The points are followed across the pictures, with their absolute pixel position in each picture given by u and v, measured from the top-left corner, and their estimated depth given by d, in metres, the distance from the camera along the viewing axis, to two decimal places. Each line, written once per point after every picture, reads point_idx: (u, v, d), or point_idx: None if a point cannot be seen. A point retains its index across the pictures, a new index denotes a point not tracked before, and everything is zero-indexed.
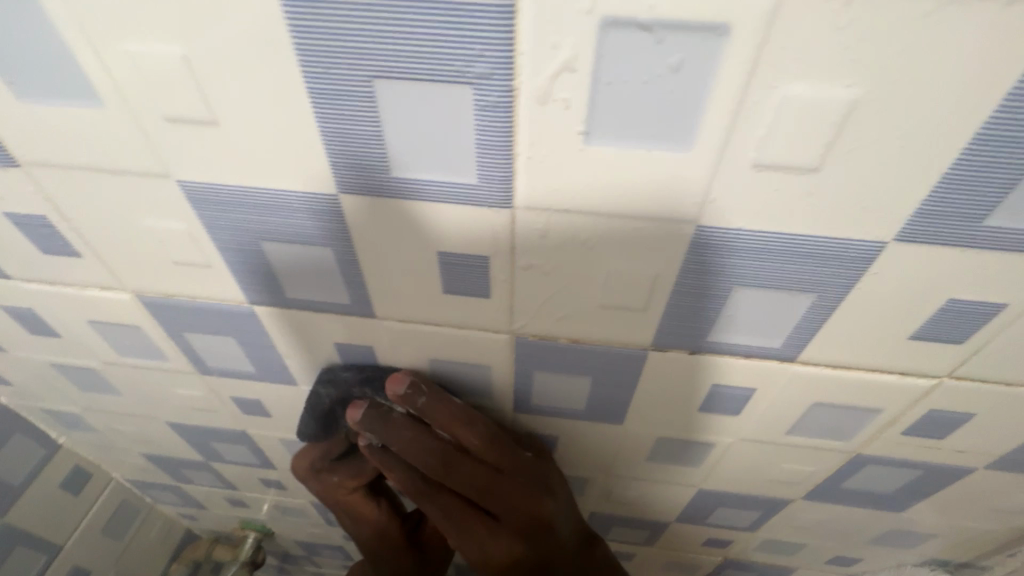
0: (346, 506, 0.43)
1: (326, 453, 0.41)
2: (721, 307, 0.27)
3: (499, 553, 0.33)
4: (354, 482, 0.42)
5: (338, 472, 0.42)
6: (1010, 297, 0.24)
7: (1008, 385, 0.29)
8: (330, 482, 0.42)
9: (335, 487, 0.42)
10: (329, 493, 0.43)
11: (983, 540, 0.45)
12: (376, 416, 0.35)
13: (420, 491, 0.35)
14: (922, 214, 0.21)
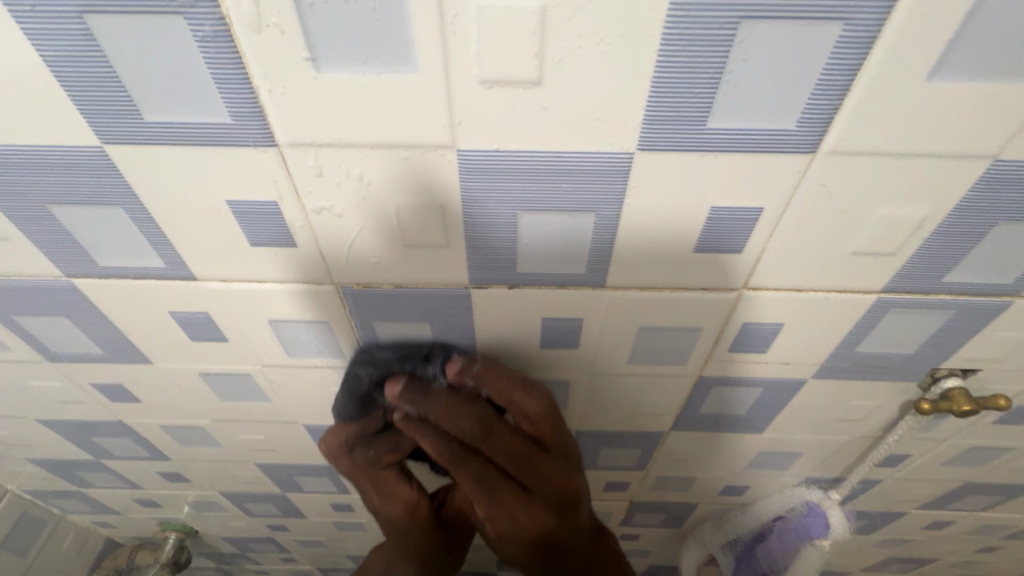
0: (363, 484, 0.38)
1: (361, 430, 0.37)
2: (515, 234, 0.28)
3: (528, 521, 0.33)
4: (390, 458, 0.37)
5: (357, 447, 0.37)
6: (762, 201, 0.26)
7: (802, 293, 0.31)
8: (356, 467, 0.37)
9: (360, 469, 0.37)
10: (354, 471, 0.38)
11: (844, 453, 0.48)
12: (418, 390, 0.34)
13: (459, 455, 0.33)
14: (650, 120, 0.23)
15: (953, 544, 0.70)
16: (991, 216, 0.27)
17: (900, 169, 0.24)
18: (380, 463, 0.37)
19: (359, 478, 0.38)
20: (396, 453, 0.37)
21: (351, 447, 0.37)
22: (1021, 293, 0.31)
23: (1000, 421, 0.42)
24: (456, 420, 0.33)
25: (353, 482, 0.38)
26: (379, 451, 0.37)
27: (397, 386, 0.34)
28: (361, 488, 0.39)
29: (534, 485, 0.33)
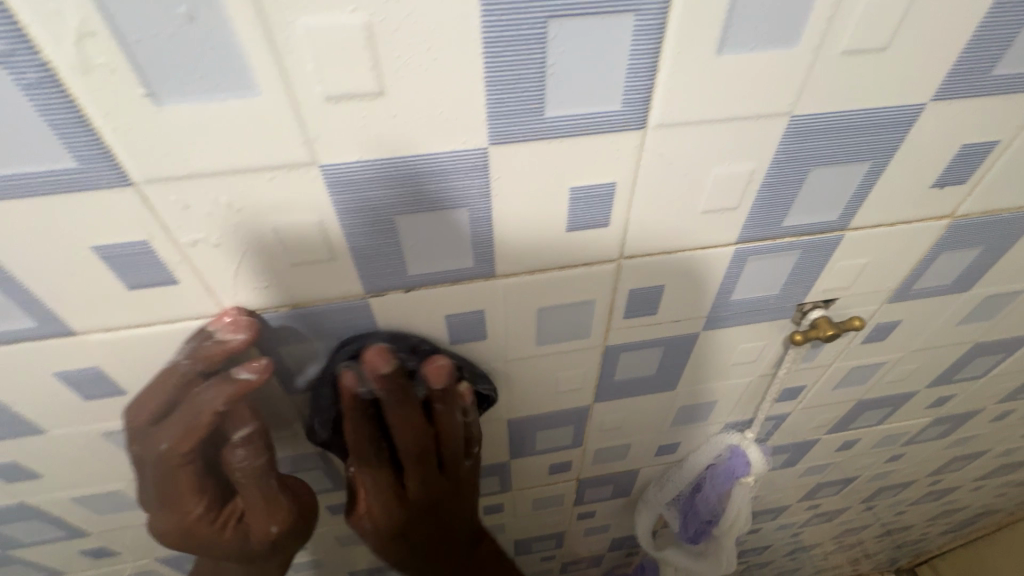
0: (174, 490, 0.32)
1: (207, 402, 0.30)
2: (397, 238, 0.29)
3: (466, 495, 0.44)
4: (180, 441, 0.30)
5: (168, 436, 0.30)
6: (613, 176, 0.29)
7: (672, 254, 0.35)
8: (158, 451, 0.30)
9: (165, 454, 0.30)
10: (155, 459, 0.31)
11: (750, 394, 0.53)
12: (393, 382, 0.33)
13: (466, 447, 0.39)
14: (494, 114, 0.25)
15: (865, 460, 0.78)
16: (806, 165, 0.31)
17: (719, 133, 0.28)
18: (173, 453, 0.30)
19: (163, 468, 0.31)
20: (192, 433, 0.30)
21: (166, 415, 0.31)
22: (849, 227, 0.36)
23: (866, 340, 0.49)
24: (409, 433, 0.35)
25: (157, 476, 0.31)
26: (188, 425, 0.30)
27: (235, 334, 0.30)
28: (167, 493, 0.32)
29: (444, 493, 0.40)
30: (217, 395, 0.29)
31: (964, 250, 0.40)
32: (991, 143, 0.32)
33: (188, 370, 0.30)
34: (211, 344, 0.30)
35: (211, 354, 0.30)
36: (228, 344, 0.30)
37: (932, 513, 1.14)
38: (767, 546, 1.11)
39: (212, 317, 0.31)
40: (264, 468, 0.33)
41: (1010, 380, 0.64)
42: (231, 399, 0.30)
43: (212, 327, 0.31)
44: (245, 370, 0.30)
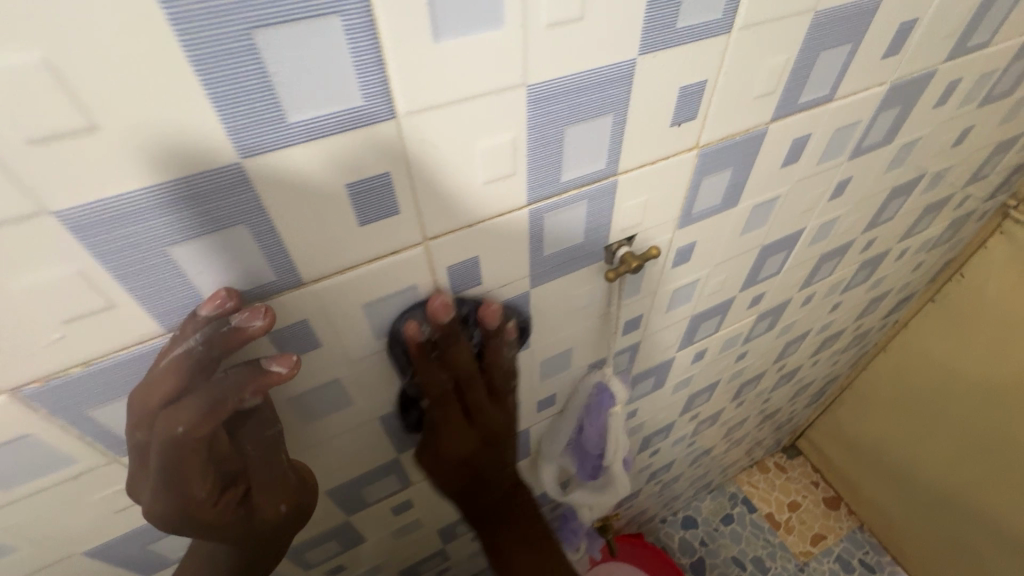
0: (181, 475, 0.32)
1: (239, 387, 0.31)
2: (181, 268, 0.29)
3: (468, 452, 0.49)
4: (205, 429, 0.30)
5: (185, 418, 0.30)
6: (384, 166, 0.31)
7: (472, 226, 0.38)
8: (173, 436, 0.29)
9: (181, 438, 0.30)
10: (168, 444, 0.30)
11: (599, 335, 0.59)
12: (448, 326, 0.40)
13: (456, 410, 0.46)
14: (234, 130, 0.25)
15: (719, 364, 0.90)
16: (559, 125, 0.35)
17: (468, 110, 0.31)
18: (189, 438, 0.30)
19: (176, 452, 0.30)
20: (215, 420, 0.30)
21: (179, 399, 0.30)
22: (619, 170, 0.41)
23: (675, 264, 0.56)
24: (458, 367, 0.42)
25: (166, 463, 0.30)
26: (215, 411, 0.30)
27: (255, 318, 0.30)
28: (177, 479, 0.32)
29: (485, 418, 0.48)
30: (248, 381, 0.31)
31: (719, 171, 0.48)
32: (700, 82, 0.39)
33: (206, 352, 0.30)
34: (231, 329, 0.30)
35: (230, 341, 0.30)
36: (250, 329, 0.30)
37: (790, 393, 1.35)
38: (672, 460, 1.25)
39: (209, 302, 0.30)
40: (269, 437, 0.38)
41: (802, 269, 0.77)
42: (264, 384, 0.31)
43: (207, 314, 0.30)
44: (277, 364, 0.31)
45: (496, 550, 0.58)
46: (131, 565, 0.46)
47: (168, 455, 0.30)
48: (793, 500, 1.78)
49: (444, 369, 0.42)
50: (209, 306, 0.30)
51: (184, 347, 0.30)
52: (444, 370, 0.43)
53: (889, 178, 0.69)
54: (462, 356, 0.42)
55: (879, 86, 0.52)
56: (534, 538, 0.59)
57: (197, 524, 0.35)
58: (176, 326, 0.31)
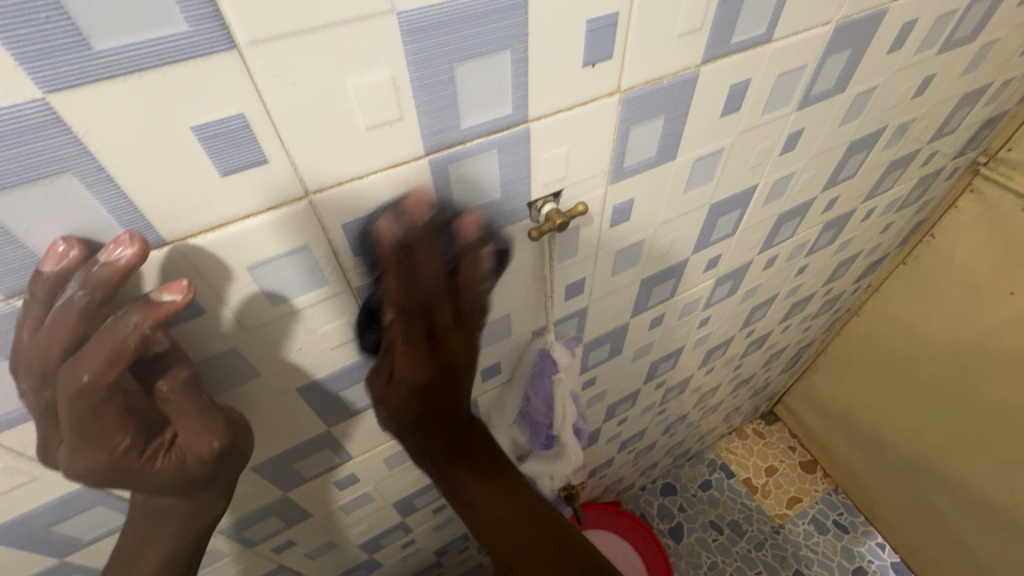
0: (100, 424, 0.32)
1: (134, 327, 0.28)
2: (2, 225, 0.26)
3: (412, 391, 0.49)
4: (114, 373, 0.29)
5: (86, 366, 0.28)
6: (237, 107, 0.27)
7: (364, 179, 0.35)
8: (80, 384, 0.29)
9: (88, 386, 0.29)
10: (76, 395, 0.29)
11: (538, 300, 0.57)
12: (419, 231, 0.37)
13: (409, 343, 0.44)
14: (25, 57, 0.22)
15: (680, 331, 0.88)
16: (447, 63, 0.32)
17: (330, 40, 0.28)
18: (96, 385, 0.29)
19: (86, 401, 0.30)
20: (123, 362, 0.29)
21: (74, 351, 0.29)
22: (529, 117, 0.38)
23: (614, 224, 0.54)
24: (424, 280, 0.39)
25: (80, 413, 0.30)
26: (114, 358, 0.28)
27: (119, 249, 0.26)
28: (94, 429, 0.32)
29: (438, 353, 0.46)
30: (138, 322, 0.28)
31: (649, 121, 0.45)
32: (611, 16, 0.35)
33: (84, 300, 0.28)
34: (98, 269, 0.27)
35: (109, 278, 0.27)
36: (121, 264, 0.27)
37: (762, 359, 1.35)
38: (643, 429, 1.25)
39: (53, 255, 0.27)
40: (194, 383, 0.36)
41: (760, 230, 0.75)
42: (160, 318, 0.29)
43: (54, 268, 0.27)
44: (168, 293, 0.29)
45: (460, 497, 0.58)
46: (39, 546, 0.44)
47: (79, 405, 0.30)
48: (770, 465, 1.80)
49: (394, 295, 0.40)
50: (52, 260, 0.27)
51: (58, 300, 0.28)
52: (426, 282, 0.39)
53: (846, 131, 0.66)
54: (431, 266, 0.38)
55: (824, 27, 0.48)
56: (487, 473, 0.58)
57: (131, 474, 0.35)
58: (30, 287, 0.28)
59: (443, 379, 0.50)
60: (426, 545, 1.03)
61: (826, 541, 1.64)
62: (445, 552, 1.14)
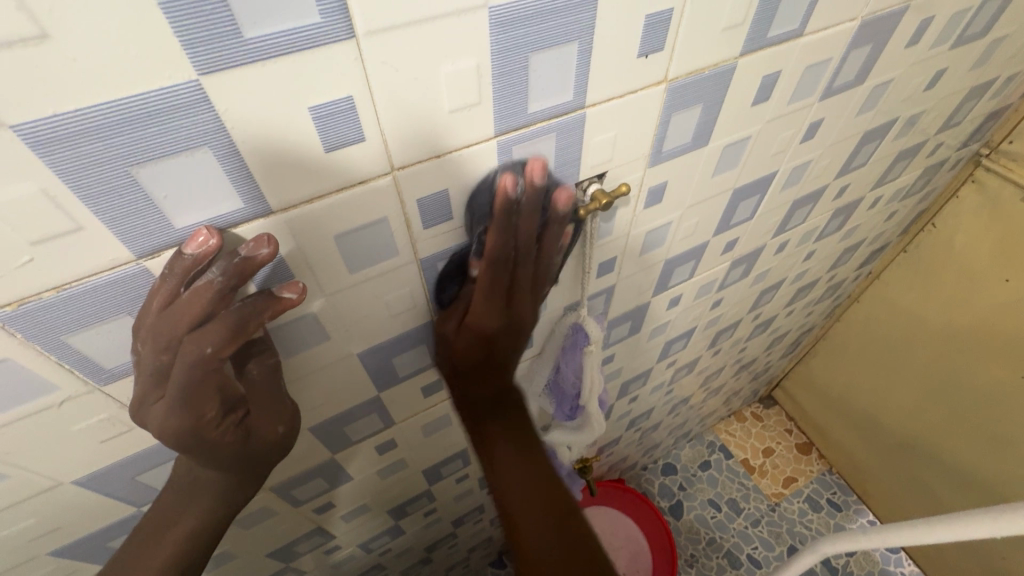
0: (201, 391, 0.35)
1: (260, 312, 0.35)
2: (146, 192, 0.29)
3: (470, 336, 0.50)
4: (231, 349, 0.34)
5: (211, 340, 0.33)
6: (347, 89, 0.31)
7: (440, 157, 0.38)
8: (202, 354, 0.33)
9: (207, 357, 0.33)
10: (194, 362, 0.33)
11: (574, 277, 0.61)
12: (535, 192, 0.40)
13: (486, 288, 0.45)
14: (189, 44, 0.25)
15: (694, 311, 0.93)
16: (523, 52, 0.35)
17: (431, 31, 0.31)
18: (214, 357, 0.34)
19: (198, 371, 0.34)
20: (239, 342, 0.35)
21: (199, 324, 0.33)
22: (586, 103, 0.41)
23: (647, 205, 0.57)
24: (518, 236, 0.42)
25: (191, 380, 0.34)
26: (237, 336, 0.34)
27: (257, 248, 0.32)
28: (193, 397, 0.35)
29: (515, 306, 0.48)
30: (265, 310, 0.35)
31: (689, 108, 0.48)
32: (668, 10, 0.39)
33: (221, 285, 0.32)
34: (240, 262, 0.32)
35: (244, 269, 0.32)
36: (258, 259, 0.32)
37: (765, 342, 1.40)
38: (651, 408, 1.30)
39: (200, 242, 0.31)
40: (272, 368, 0.43)
41: (775, 215, 0.79)
42: (277, 310, 0.35)
43: (195, 253, 0.31)
44: (288, 290, 0.36)
45: (493, 460, 0.56)
46: (123, 496, 0.48)
47: (191, 373, 0.34)
48: (767, 446, 1.87)
49: (489, 246, 0.42)
50: (194, 245, 0.31)
51: (195, 279, 0.32)
52: (522, 239, 0.43)
53: (862, 121, 0.70)
54: (531, 228, 0.42)
55: (851, 22, 0.52)
56: (516, 428, 0.58)
57: (205, 445, 0.38)
58: (170, 263, 0.32)
59: (505, 336, 0.51)
60: (445, 515, 1.08)
61: (819, 518, 1.71)
62: (462, 523, 1.19)
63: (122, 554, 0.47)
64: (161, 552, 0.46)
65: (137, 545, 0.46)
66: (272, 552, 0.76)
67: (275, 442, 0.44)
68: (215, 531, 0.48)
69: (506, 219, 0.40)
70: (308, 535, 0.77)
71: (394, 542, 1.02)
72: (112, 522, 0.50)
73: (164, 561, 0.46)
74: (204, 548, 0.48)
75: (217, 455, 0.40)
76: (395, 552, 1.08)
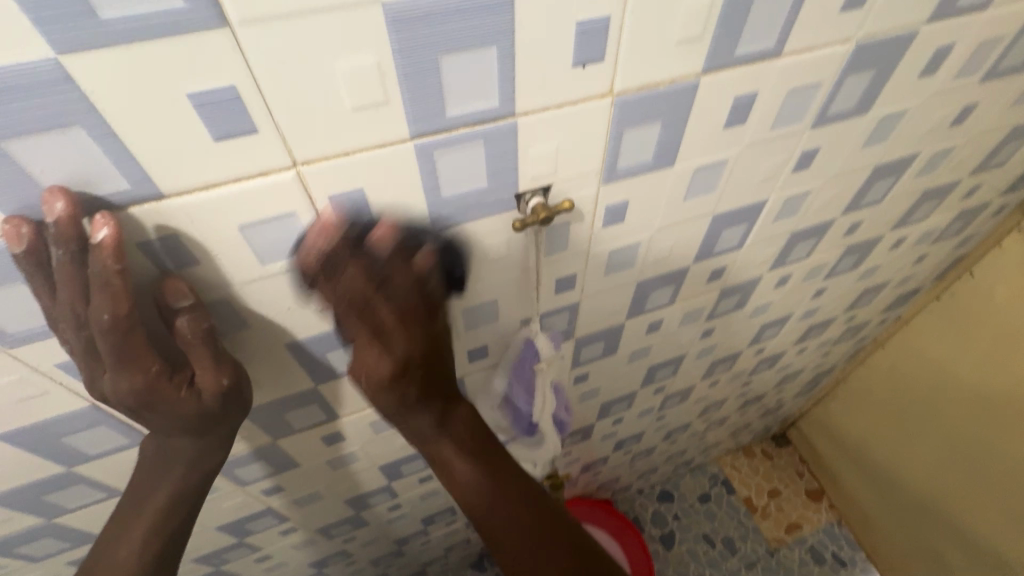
0: (131, 354, 0.37)
1: (109, 260, 0.32)
2: (19, 166, 0.29)
3: (389, 362, 0.46)
4: (123, 309, 0.34)
5: (105, 305, 0.34)
6: (228, 79, 0.30)
7: (348, 155, 0.37)
8: (104, 322, 0.34)
9: (111, 323, 0.34)
10: (107, 329, 0.35)
11: (527, 290, 0.58)
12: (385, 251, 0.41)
13: (350, 306, 0.43)
14: (40, 22, 0.25)
15: (681, 339, 0.88)
16: (431, 53, 0.34)
17: (316, 26, 0.30)
18: (119, 320, 0.34)
19: (112, 336, 0.35)
20: (121, 299, 0.34)
21: (84, 295, 0.34)
22: (516, 112, 0.39)
23: (606, 224, 0.54)
24: (357, 282, 0.41)
25: (114, 346, 0.35)
26: (111, 294, 0.33)
27: (56, 205, 0.31)
28: (124, 363, 0.37)
29: (406, 332, 0.45)
30: (103, 261, 0.32)
31: (645, 126, 0.45)
32: (602, 19, 0.36)
33: (66, 255, 0.32)
34: (57, 228, 0.31)
35: (70, 232, 0.31)
36: (65, 215, 0.31)
37: (774, 379, 1.32)
38: (641, 431, 1.25)
39: (7, 234, 0.31)
40: (210, 328, 0.40)
41: (770, 247, 0.73)
42: (113, 253, 0.32)
43: (25, 243, 0.31)
44: (93, 230, 0.32)
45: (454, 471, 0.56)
46: (50, 455, 0.50)
47: (106, 341, 0.35)
48: (774, 487, 1.76)
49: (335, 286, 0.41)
50: (20, 240, 0.31)
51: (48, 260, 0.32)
52: (410, 283, 0.43)
53: (870, 154, 0.64)
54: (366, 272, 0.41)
55: (842, 45, 0.47)
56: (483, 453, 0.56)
57: (164, 404, 0.40)
58: (16, 260, 0.33)
59: (427, 358, 0.48)
60: (413, 512, 1.07)
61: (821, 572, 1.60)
62: (432, 522, 1.18)
63: (101, 537, 0.49)
64: (135, 533, 0.48)
65: (112, 528, 0.49)
66: (223, 525, 0.77)
67: (235, 394, 0.44)
68: (183, 508, 0.49)
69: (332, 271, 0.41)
70: (259, 513, 0.78)
71: (358, 531, 1.03)
72: (44, 478, 0.52)
73: (144, 534, 0.48)
74: (177, 522, 0.50)
75: (179, 412, 0.42)
76: (360, 541, 1.09)
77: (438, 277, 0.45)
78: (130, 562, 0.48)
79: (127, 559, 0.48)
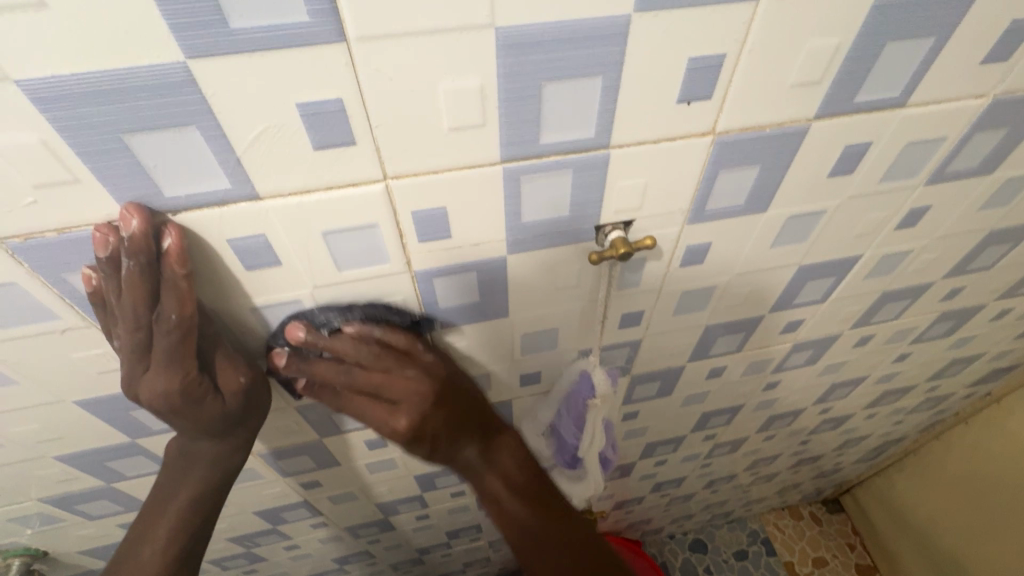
0: (182, 352, 0.40)
1: (181, 267, 0.35)
2: (135, 158, 0.31)
3: (411, 419, 0.49)
4: (188, 310, 0.38)
5: (172, 306, 0.37)
6: (337, 91, 0.30)
7: (437, 173, 0.36)
8: (171, 320, 0.37)
9: (177, 321, 0.38)
10: (170, 326, 0.38)
11: (590, 321, 0.56)
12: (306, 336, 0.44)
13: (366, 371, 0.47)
14: (177, 27, 0.26)
15: (741, 388, 0.83)
16: (536, 79, 0.33)
17: (429, 46, 0.30)
18: (183, 319, 0.38)
19: (174, 333, 0.38)
20: (187, 302, 0.37)
21: (151, 297, 0.37)
22: (611, 143, 0.38)
23: (684, 264, 0.52)
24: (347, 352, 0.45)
25: (172, 343, 0.39)
26: (178, 296, 0.37)
27: (132, 221, 0.33)
28: (174, 359, 0.40)
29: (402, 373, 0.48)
30: (173, 269, 0.35)
31: (742, 168, 0.43)
32: (718, 56, 0.34)
33: (138, 264, 0.35)
34: (131, 241, 0.33)
35: (144, 244, 0.34)
36: (138, 231, 0.33)
37: (836, 441, 1.22)
38: (682, 476, 1.19)
39: (97, 240, 0.33)
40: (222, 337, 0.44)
41: (856, 304, 0.68)
42: (183, 261, 0.35)
43: (105, 250, 0.34)
44: (166, 241, 0.34)
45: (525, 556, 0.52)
46: (117, 424, 0.52)
47: (167, 338, 0.38)
48: (820, 556, 1.63)
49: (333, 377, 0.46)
50: (101, 246, 0.34)
51: (120, 267, 0.35)
52: (356, 343, 0.45)
53: (987, 218, 0.58)
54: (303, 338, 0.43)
55: (976, 100, 0.43)
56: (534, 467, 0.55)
57: (196, 403, 0.43)
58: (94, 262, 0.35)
59: (438, 412, 0.50)
60: (439, 524, 1.06)
61: None
62: (456, 536, 1.16)
63: (131, 531, 0.52)
64: (162, 528, 0.51)
65: (142, 521, 0.52)
66: (259, 510, 0.79)
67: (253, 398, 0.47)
68: (212, 497, 0.53)
69: (336, 352, 0.45)
70: (294, 504, 0.80)
71: (383, 534, 1.03)
72: (110, 445, 0.55)
73: (173, 521, 0.52)
74: (205, 512, 0.53)
75: (207, 412, 0.44)
76: (384, 545, 1.09)
77: (397, 319, 0.48)
78: (158, 556, 0.51)
79: (156, 548, 0.51)
